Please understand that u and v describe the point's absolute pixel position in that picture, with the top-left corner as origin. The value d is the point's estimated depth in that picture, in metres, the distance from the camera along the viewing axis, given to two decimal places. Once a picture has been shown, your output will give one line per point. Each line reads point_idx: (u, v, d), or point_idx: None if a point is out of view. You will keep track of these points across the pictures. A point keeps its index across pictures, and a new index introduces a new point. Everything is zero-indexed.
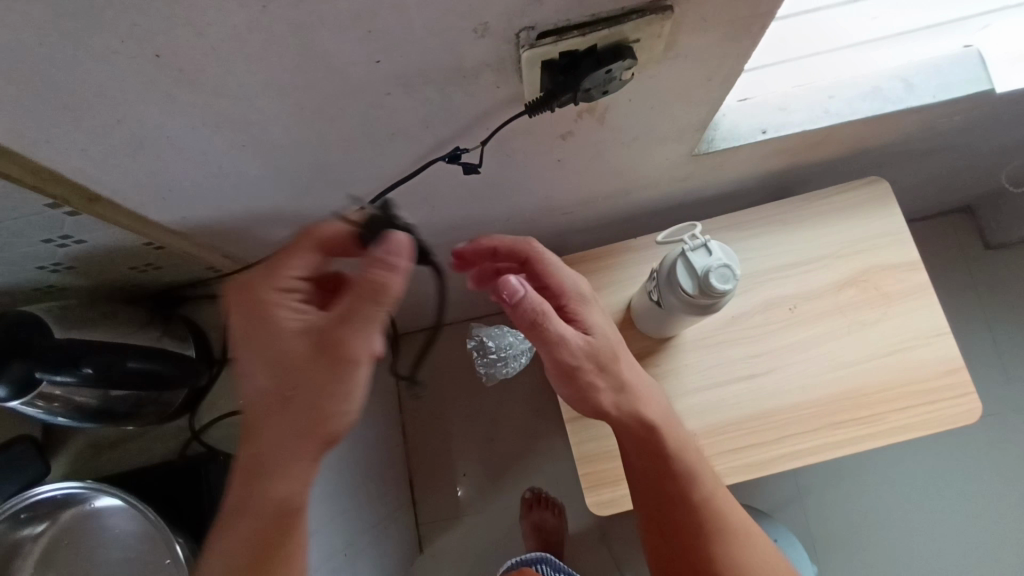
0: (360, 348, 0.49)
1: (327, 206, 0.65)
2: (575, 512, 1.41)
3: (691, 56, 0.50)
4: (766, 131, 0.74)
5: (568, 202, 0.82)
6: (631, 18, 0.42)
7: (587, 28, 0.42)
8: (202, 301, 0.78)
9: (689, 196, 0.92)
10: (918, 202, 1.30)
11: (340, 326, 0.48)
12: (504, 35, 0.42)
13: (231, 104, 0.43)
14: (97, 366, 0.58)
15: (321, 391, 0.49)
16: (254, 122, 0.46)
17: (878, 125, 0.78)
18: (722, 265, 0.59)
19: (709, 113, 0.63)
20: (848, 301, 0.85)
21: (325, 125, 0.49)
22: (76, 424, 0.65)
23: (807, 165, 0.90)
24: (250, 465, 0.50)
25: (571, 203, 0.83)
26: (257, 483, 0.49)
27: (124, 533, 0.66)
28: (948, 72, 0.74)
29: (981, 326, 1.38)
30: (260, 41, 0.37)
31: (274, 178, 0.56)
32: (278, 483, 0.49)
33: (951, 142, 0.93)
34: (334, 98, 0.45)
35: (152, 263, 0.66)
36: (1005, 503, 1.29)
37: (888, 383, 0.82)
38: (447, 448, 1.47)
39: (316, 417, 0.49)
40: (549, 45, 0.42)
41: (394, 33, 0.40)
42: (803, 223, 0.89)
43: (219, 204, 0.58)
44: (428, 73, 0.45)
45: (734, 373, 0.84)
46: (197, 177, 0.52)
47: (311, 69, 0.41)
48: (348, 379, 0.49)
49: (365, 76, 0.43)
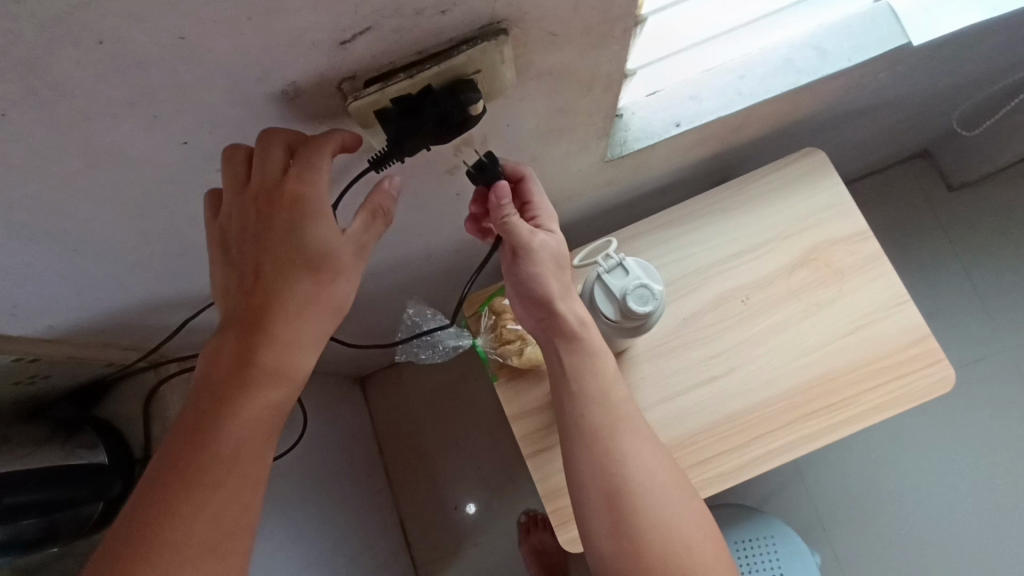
0: (352, 249, 0.43)
1: (215, 284, 0.60)
2: None
3: (557, 71, 0.45)
4: (679, 124, 0.69)
5: None
6: (461, 50, 0.37)
7: (415, 69, 0.37)
8: (118, 395, 0.73)
9: (621, 197, 0.88)
10: (870, 157, 1.26)
11: (324, 236, 0.41)
12: (324, 90, 0.37)
13: (32, 214, 0.38)
14: None
15: (308, 300, 0.42)
16: (74, 225, 0.41)
17: (799, 97, 0.74)
18: (640, 285, 0.56)
19: (606, 120, 0.59)
20: (800, 283, 0.81)
21: (162, 212, 0.44)
22: None
23: (738, 146, 0.85)
24: (213, 403, 0.41)
25: None
26: (223, 420, 0.41)
27: None
28: (861, 31, 0.69)
29: (955, 272, 1.34)
30: (24, 148, 0.32)
31: (136, 271, 0.51)
32: (249, 421, 0.41)
33: (884, 97, 0.88)
34: (155, 185, 0.40)
35: (37, 374, 0.61)
36: (1007, 450, 1.25)
37: (854, 364, 0.77)
38: (434, 483, 1.42)
39: (294, 336, 0.42)
40: (375, 95, 0.38)
41: (188, 112, 0.35)
42: (742, 207, 0.84)
43: (83, 306, 0.53)
44: (254, 142, 0.40)
45: (694, 378, 0.79)
46: (39, 287, 0.47)
47: (109, 164, 0.36)
48: (335, 296, 0.43)
49: (179, 158, 0.38)
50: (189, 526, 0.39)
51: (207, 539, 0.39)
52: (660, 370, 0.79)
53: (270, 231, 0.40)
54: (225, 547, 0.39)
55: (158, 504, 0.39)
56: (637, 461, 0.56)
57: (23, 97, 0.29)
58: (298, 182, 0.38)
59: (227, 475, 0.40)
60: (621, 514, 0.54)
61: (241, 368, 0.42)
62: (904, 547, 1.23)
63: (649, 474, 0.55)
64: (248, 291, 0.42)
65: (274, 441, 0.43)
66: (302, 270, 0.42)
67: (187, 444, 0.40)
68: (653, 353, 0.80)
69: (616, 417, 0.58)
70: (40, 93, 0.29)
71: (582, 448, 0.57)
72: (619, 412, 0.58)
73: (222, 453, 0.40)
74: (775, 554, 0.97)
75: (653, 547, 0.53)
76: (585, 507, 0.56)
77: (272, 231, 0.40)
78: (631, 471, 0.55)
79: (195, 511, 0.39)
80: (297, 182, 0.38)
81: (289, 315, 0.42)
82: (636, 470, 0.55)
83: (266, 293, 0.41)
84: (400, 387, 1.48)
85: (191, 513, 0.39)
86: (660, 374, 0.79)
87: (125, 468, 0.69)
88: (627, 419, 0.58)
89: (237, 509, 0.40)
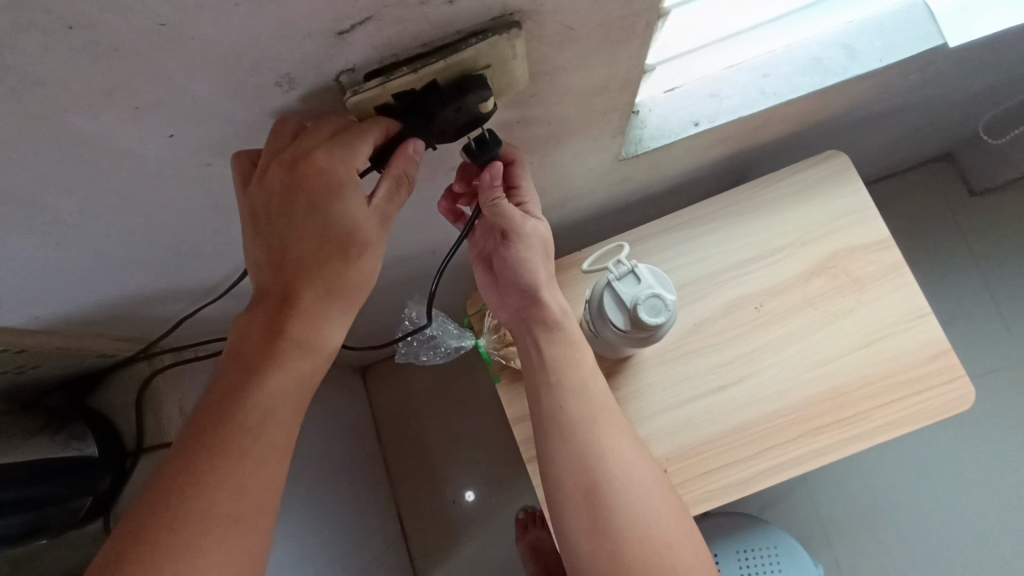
0: (375, 223, 0.41)
1: (209, 278, 0.58)
2: None
3: (572, 68, 0.43)
4: (698, 123, 0.66)
5: None
6: (470, 42, 0.34)
7: (419, 62, 0.35)
8: (112, 384, 0.71)
9: (634, 196, 0.85)
10: (891, 159, 1.22)
11: (348, 212, 0.40)
12: (321, 84, 0.35)
13: (10, 207, 0.36)
14: None
15: (333, 278, 0.42)
16: (55, 219, 0.39)
17: (825, 97, 0.70)
18: (652, 294, 0.53)
19: (621, 118, 0.56)
20: (816, 291, 0.78)
21: (150, 206, 0.41)
22: None
23: (757, 146, 0.82)
24: (241, 374, 0.42)
25: None
26: (250, 394, 0.41)
27: None
28: (894, 30, 0.66)
29: (974, 280, 1.30)
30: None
31: (125, 264, 0.49)
32: (273, 397, 0.42)
33: (912, 99, 0.84)
34: (141, 179, 0.38)
35: (25, 364, 0.59)
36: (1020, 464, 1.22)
37: (869, 377, 0.74)
38: (433, 476, 1.41)
39: (319, 311, 0.42)
40: (376, 88, 0.35)
41: (174, 104, 0.32)
42: (759, 210, 0.81)
43: (69, 298, 0.51)
44: (246, 135, 0.37)
45: (702, 385, 0.76)
46: (21, 280, 0.45)
47: (90, 157, 0.34)
48: (358, 271, 0.42)
49: (166, 152, 0.36)
50: (216, 496, 0.39)
51: (232, 510, 0.39)
52: (668, 377, 0.77)
53: (301, 205, 0.39)
54: (251, 520, 0.40)
55: (186, 472, 0.39)
56: (611, 452, 0.54)
57: None
58: (330, 159, 0.36)
59: (252, 448, 0.41)
60: (596, 509, 0.52)
61: (270, 342, 0.42)
62: (908, 559, 1.21)
63: (623, 466, 0.54)
64: (276, 270, 0.41)
65: (297, 415, 0.44)
66: (330, 247, 0.40)
67: (214, 415, 0.41)
68: (661, 359, 0.77)
69: (592, 411, 0.56)
70: (9, 83, 0.27)
71: (556, 445, 0.56)
72: (594, 405, 0.57)
73: (247, 426, 0.41)
74: (777, 565, 0.95)
75: (630, 540, 0.50)
76: (560, 504, 0.54)
77: (296, 205, 0.39)
78: (605, 464, 0.53)
79: (220, 480, 0.39)
80: (330, 158, 0.36)
81: (316, 290, 0.41)
82: (609, 462, 0.53)
83: (296, 268, 0.41)
84: (402, 378, 1.46)
85: (218, 482, 0.39)
86: (667, 380, 0.77)
87: (117, 461, 0.67)
88: (602, 412, 0.57)
89: (262, 481, 0.41)
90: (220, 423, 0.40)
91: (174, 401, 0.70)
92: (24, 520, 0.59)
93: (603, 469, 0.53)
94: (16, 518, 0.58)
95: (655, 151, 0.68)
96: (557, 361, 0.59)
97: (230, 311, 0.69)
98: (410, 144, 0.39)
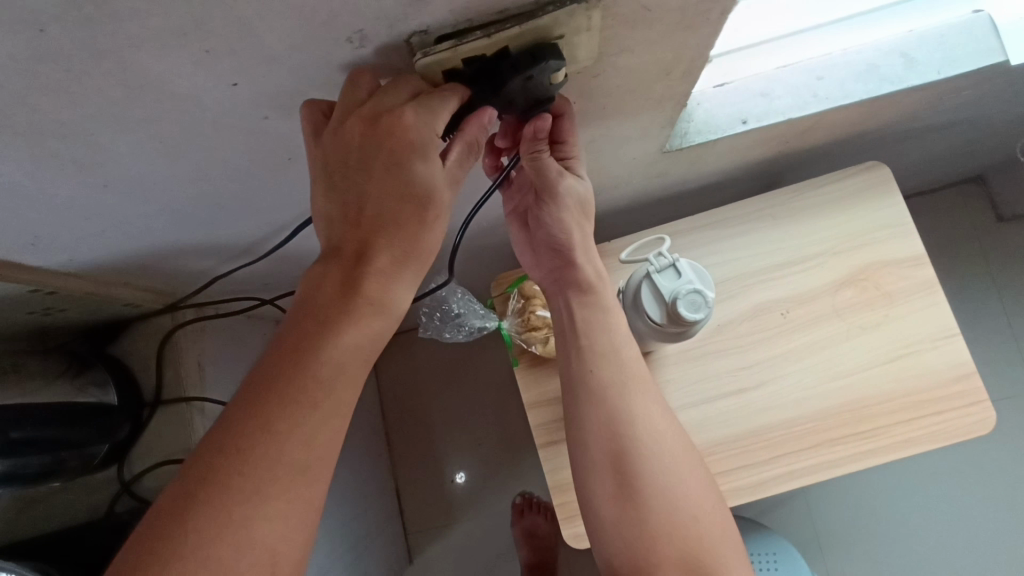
0: (447, 187, 0.40)
1: (243, 236, 0.57)
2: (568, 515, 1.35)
3: (639, 50, 0.42)
4: (746, 122, 0.65)
5: None
6: (547, 10, 0.33)
7: (493, 27, 0.34)
8: (131, 335, 0.71)
9: (667, 191, 0.84)
10: (923, 176, 1.20)
11: (429, 173, 0.38)
12: (392, 44, 0.34)
13: (63, 144, 0.35)
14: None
15: (409, 238, 0.39)
16: (105, 159, 0.38)
17: (875, 106, 0.69)
18: (692, 290, 0.53)
19: (674, 108, 0.55)
20: (845, 302, 0.77)
21: (200, 156, 0.41)
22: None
23: (797, 151, 0.80)
24: (317, 328, 0.38)
25: None
26: (324, 347, 0.37)
27: None
28: (955, 43, 0.64)
29: (993, 306, 1.29)
30: (61, 70, 0.29)
31: (165, 214, 0.48)
32: (348, 354, 0.38)
33: (959, 117, 0.83)
34: (197, 126, 0.37)
35: (53, 306, 0.59)
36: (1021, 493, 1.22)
37: (891, 393, 0.74)
38: (433, 455, 1.41)
39: (394, 269, 0.39)
40: (447, 51, 0.34)
41: (244, 52, 0.31)
42: (794, 216, 0.80)
43: (105, 243, 0.50)
44: (308, 91, 0.37)
45: (721, 386, 0.75)
46: (62, 219, 0.44)
47: (150, 99, 0.33)
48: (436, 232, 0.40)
49: (227, 101, 0.35)
50: (285, 451, 0.36)
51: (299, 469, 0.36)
52: (687, 375, 0.76)
53: (382, 162, 0.37)
54: (318, 474, 0.37)
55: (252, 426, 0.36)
56: (642, 422, 0.54)
57: (67, 15, 0.26)
58: (417, 119, 0.36)
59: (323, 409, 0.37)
60: (625, 477, 0.52)
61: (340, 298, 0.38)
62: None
63: (652, 438, 0.53)
64: (352, 223, 0.39)
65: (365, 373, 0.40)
66: (405, 207, 0.38)
67: (286, 368, 0.37)
68: (681, 357, 0.77)
69: (626, 377, 0.55)
70: (86, 13, 0.26)
71: (587, 406, 0.55)
72: (627, 371, 0.56)
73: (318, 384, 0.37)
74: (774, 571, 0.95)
75: (663, 518, 0.50)
76: (587, 471, 0.54)
77: (376, 157, 0.37)
78: (635, 433, 0.53)
79: (286, 431, 0.36)
80: (416, 119, 0.36)
81: (393, 252, 0.39)
82: (640, 431, 0.53)
83: (375, 223, 0.38)
84: (410, 355, 1.46)
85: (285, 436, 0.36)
86: (686, 379, 0.76)
87: (134, 411, 0.67)
88: (636, 379, 0.56)
89: (331, 438, 0.38)
90: (292, 375, 0.37)
91: (194, 357, 0.70)
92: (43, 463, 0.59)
93: (634, 438, 0.53)
94: (37, 461, 0.58)
95: (698, 146, 0.67)
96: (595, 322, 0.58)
97: (256, 272, 0.69)
98: (485, 111, 0.38)
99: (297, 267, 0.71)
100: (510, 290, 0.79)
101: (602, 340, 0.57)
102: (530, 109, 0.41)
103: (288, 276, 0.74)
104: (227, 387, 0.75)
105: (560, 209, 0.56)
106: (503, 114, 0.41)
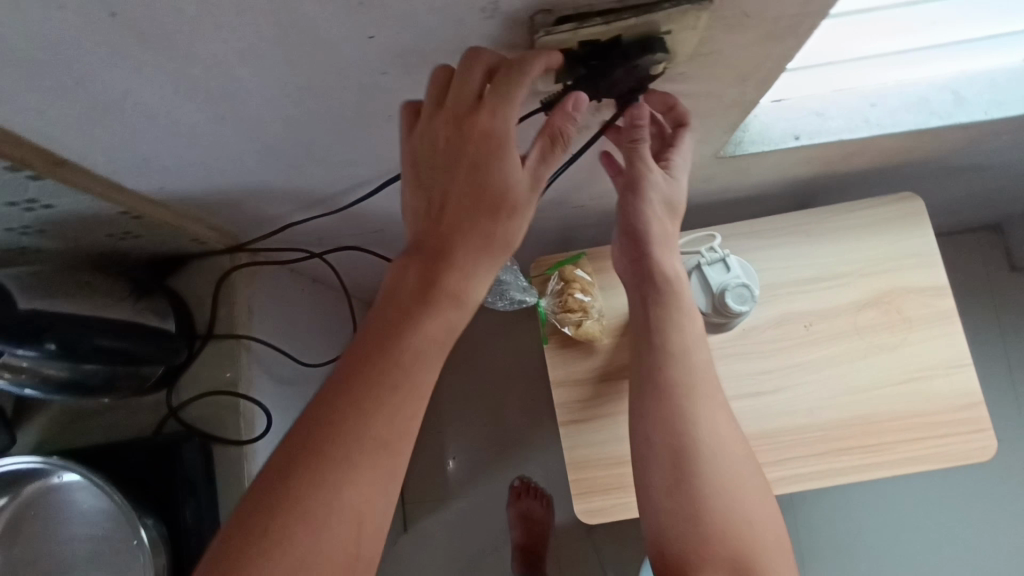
0: (529, 191, 0.45)
1: (320, 187, 0.61)
2: (563, 504, 1.39)
3: (726, 54, 0.45)
4: (798, 138, 0.68)
5: (579, 197, 0.77)
6: (664, 7, 0.37)
7: (613, 16, 0.37)
8: (188, 272, 0.75)
9: (709, 198, 0.87)
10: (948, 217, 1.24)
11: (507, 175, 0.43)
12: (517, 20, 0.37)
13: (204, 73, 0.39)
14: (63, 343, 0.54)
15: (486, 233, 0.44)
16: (232, 94, 0.42)
17: (921, 138, 0.72)
18: (741, 286, 0.78)
19: (739, 115, 0.58)
20: (865, 322, 0.80)
21: (313, 103, 0.44)
22: (46, 397, 0.63)
23: (837, 174, 0.84)
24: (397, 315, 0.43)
25: (582, 198, 0.78)
26: (407, 333, 0.42)
27: (90, 509, 0.62)
28: (1004, 87, 0.68)
29: (999, 350, 1.33)
30: (233, 5, 0.33)
31: (262, 155, 0.51)
32: (429, 339, 0.42)
33: (994, 160, 0.86)
34: (322, 74, 0.41)
35: (130, 232, 0.63)
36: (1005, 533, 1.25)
37: (900, 412, 0.77)
38: (439, 430, 1.45)
39: (473, 265, 0.44)
40: (567, 33, 0.37)
41: (389, 9, 0.35)
42: (826, 235, 0.84)
43: (198, 175, 0.54)
44: (428, 53, 0.40)
45: (740, 387, 0.79)
46: (172, 145, 0.48)
47: (294, 42, 0.37)
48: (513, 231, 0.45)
49: (358, 53, 0.39)
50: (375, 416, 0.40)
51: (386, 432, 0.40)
52: None
53: (465, 164, 0.42)
54: (399, 452, 0.40)
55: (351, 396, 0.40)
56: (706, 423, 0.57)
57: None
58: (492, 118, 0.41)
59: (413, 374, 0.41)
60: (686, 473, 0.55)
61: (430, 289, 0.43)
62: None
63: (712, 441, 0.56)
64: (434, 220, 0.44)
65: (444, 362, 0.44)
66: (482, 208, 0.43)
67: (371, 349, 0.42)
68: None
69: (694, 382, 0.59)
70: None
71: (655, 399, 0.58)
72: (698, 375, 0.59)
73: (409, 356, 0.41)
74: None
75: (722, 518, 0.53)
76: (648, 463, 0.57)
77: (462, 160, 0.42)
78: (697, 433, 0.56)
79: (371, 407, 0.40)
80: (492, 119, 0.41)
81: (471, 249, 0.44)
82: (702, 432, 0.56)
83: (452, 221, 0.43)
84: None
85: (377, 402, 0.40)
86: None
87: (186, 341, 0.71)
88: (703, 385, 0.59)
89: (410, 413, 0.41)
90: (380, 359, 0.41)
91: (246, 298, 0.74)
92: (104, 373, 0.62)
93: (698, 439, 0.56)
94: (101, 369, 0.61)
95: (750, 156, 0.70)
96: (673, 323, 0.62)
97: (317, 225, 0.72)
98: (570, 99, 0.42)
99: (354, 225, 0.75)
100: (550, 271, 0.83)
101: (673, 343, 0.61)
102: (622, 95, 0.44)
103: (343, 233, 0.77)
104: (272, 332, 0.79)
105: (645, 201, 0.60)
106: (589, 99, 0.44)
